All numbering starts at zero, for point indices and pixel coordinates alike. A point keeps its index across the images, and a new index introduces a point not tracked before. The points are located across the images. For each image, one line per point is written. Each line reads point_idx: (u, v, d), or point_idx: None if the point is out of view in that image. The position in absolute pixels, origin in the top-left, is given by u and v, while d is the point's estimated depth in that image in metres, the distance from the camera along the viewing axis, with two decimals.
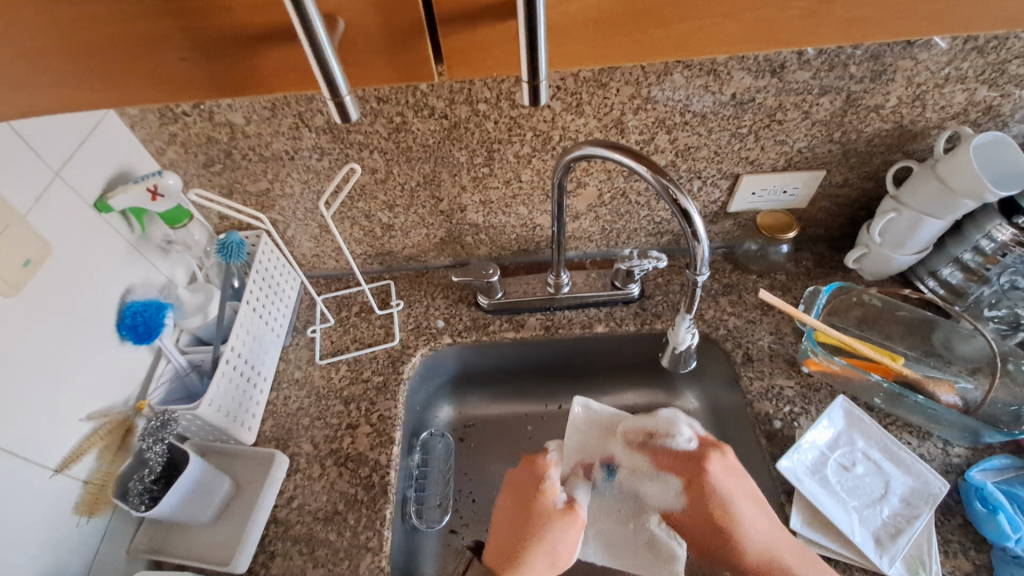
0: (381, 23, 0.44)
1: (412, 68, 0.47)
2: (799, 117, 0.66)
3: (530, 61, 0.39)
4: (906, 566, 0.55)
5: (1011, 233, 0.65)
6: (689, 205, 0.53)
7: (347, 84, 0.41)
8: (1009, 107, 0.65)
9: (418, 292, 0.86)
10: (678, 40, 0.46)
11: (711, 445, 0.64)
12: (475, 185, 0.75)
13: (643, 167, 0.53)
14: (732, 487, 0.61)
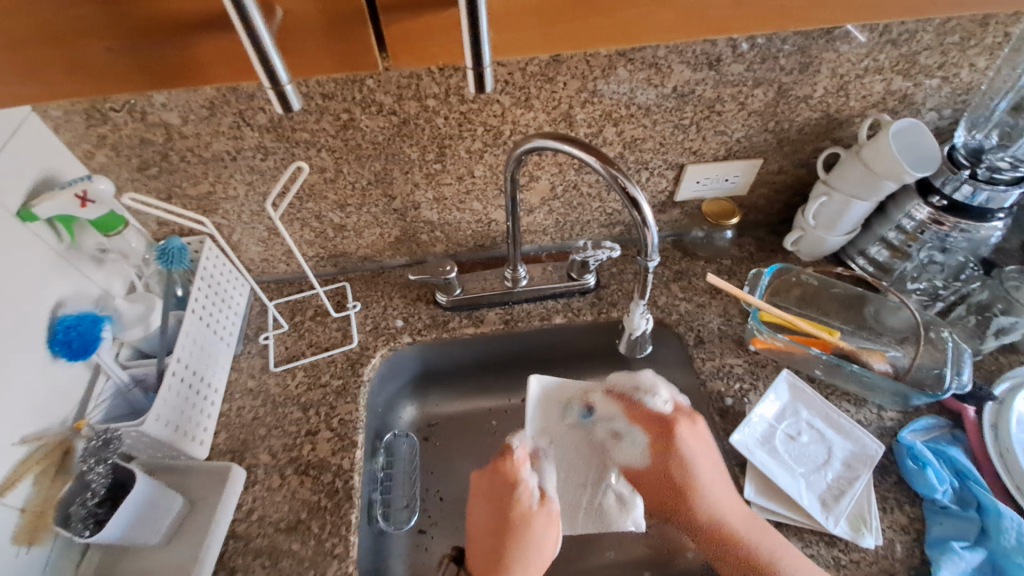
0: (318, 12, 0.44)
1: (354, 57, 0.48)
2: (736, 108, 0.69)
3: (474, 47, 0.39)
4: (850, 524, 0.59)
5: (928, 213, 0.70)
6: (638, 193, 0.54)
7: (288, 73, 0.39)
8: (921, 95, 0.70)
9: (375, 292, 0.85)
10: (614, 30, 0.50)
11: (684, 413, 0.67)
12: (428, 182, 0.75)
13: (594, 158, 0.54)
14: (699, 452, 0.64)
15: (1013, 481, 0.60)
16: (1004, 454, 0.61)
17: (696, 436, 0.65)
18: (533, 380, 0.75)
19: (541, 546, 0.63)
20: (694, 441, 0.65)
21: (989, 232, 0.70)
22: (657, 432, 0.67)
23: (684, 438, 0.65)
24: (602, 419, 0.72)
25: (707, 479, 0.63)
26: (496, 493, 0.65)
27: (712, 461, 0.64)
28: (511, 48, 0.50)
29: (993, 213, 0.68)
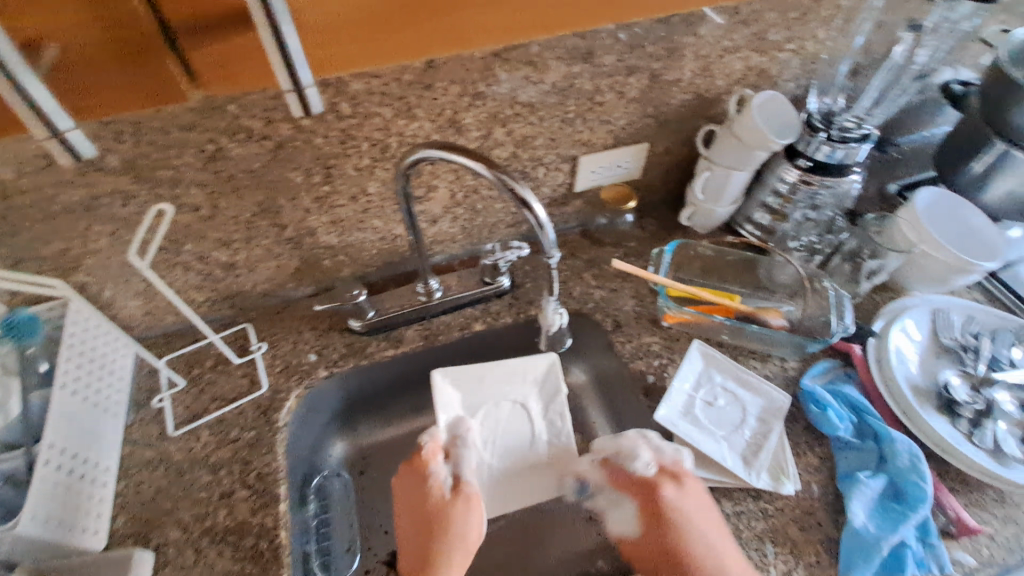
0: (107, 49, 0.47)
1: (157, 94, 0.52)
2: (615, 97, 0.71)
3: (290, 77, 0.49)
4: (771, 476, 0.63)
5: (796, 175, 0.76)
6: (528, 194, 0.54)
7: (69, 122, 0.45)
8: (776, 69, 0.76)
9: (281, 329, 0.79)
10: (455, 34, 0.57)
11: (668, 475, 0.64)
12: (319, 206, 0.71)
13: (482, 164, 0.53)
14: (693, 516, 0.60)
15: (899, 405, 0.66)
16: (889, 382, 0.68)
17: (702, 509, 0.60)
18: (435, 376, 0.72)
19: (460, 531, 0.63)
20: (705, 517, 0.60)
21: (849, 185, 0.77)
22: (653, 514, 0.63)
23: (685, 513, 0.60)
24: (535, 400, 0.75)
25: (715, 548, 0.58)
26: (415, 493, 0.67)
27: (709, 518, 0.60)
28: (367, 60, 0.56)
29: (850, 167, 0.74)
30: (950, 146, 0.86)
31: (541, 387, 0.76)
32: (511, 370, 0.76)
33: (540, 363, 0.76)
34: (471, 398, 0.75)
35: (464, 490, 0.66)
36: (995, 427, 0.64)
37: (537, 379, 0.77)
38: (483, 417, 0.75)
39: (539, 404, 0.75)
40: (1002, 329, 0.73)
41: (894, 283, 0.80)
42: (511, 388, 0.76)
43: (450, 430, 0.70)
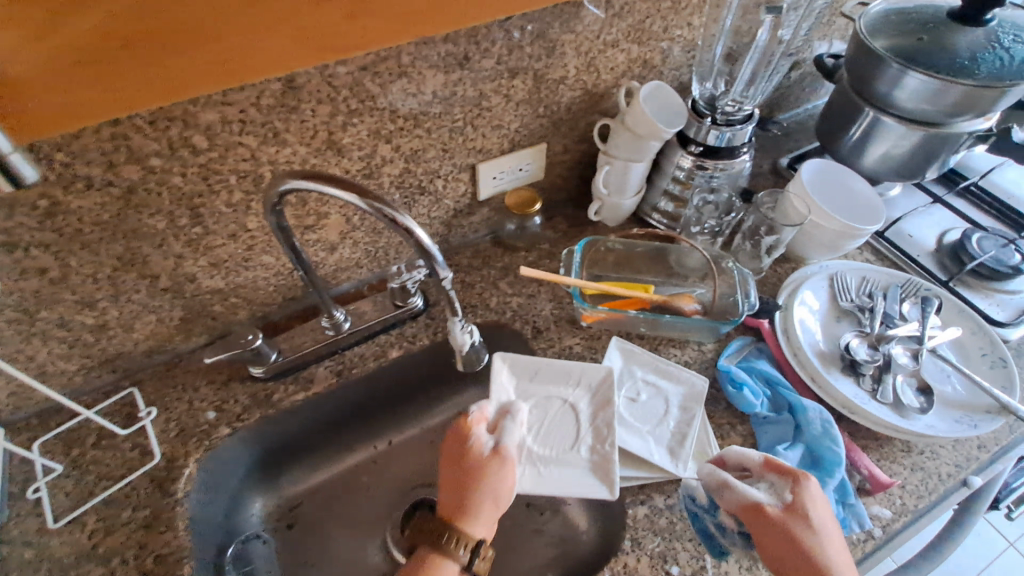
0: None
1: None
2: (503, 101, 0.69)
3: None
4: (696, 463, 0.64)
5: (691, 161, 0.78)
6: (409, 222, 0.49)
7: None
8: (659, 58, 0.77)
9: (175, 389, 0.72)
10: (301, 45, 0.51)
11: (792, 478, 0.56)
12: (194, 250, 0.64)
13: (354, 193, 0.48)
14: (823, 514, 0.54)
15: (808, 373, 0.69)
16: (797, 352, 0.71)
17: (829, 515, 0.55)
18: (497, 358, 0.71)
19: (492, 501, 0.57)
20: (829, 524, 0.54)
21: (741, 165, 0.80)
22: (786, 522, 0.54)
23: (815, 524, 0.54)
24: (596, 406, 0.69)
25: (840, 567, 0.52)
26: (457, 461, 0.60)
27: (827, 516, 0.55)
28: (207, 87, 0.50)
29: (739, 149, 0.77)
30: (828, 118, 0.91)
31: (597, 395, 0.70)
32: (567, 369, 0.71)
33: (599, 369, 0.70)
34: (526, 386, 0.71)
35: (503, 459, 0.60)
36: (893, 381, 0.67)
37: (593, 386, 0.70)
38: (533, 411, 0.70)
39: (590, 412, 0.69)
40: (892, 286, 0.77)
41: (793, 254, 0.83)
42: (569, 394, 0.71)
43: (500, 406, 0.66)
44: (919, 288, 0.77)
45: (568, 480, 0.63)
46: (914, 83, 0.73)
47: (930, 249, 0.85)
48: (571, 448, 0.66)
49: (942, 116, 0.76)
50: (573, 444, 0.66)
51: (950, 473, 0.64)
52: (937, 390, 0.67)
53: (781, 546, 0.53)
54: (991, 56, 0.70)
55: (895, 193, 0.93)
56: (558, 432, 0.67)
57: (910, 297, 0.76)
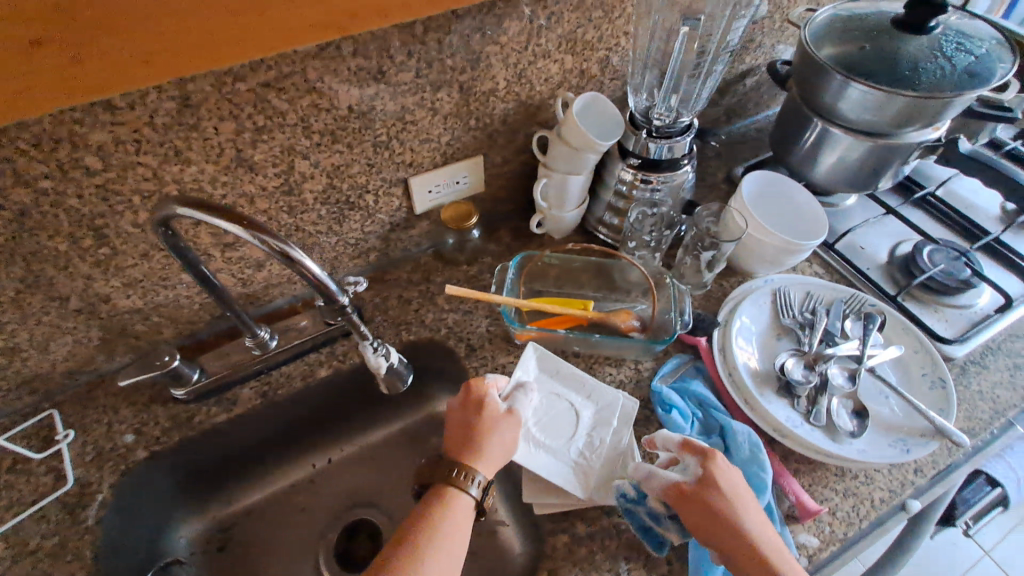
0: None
1: None
2: (428, 114, 0.67)
3: None
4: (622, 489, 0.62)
5: (632, 174, 0.75)
6: (299, 254, 0.48)
7: None
8: (597, 68, 0.74)
9: (96, 411, 0.70)
10: (163, 51, 0.45)
11: (702, 454, 0.57)
12: (104, 271, 0.62)
13: (234, 224, 0.46)
14: (738, 487, 0.55)
15: (741, 395, 0.67)
16: (732, 372, 0.68)
17: (743, 484, 0.56)
18: (531, 346, 0.71)
19: (501, 452, 0.60)
20: (744, 492, 0.55)
21: (683, 176, 0.77)
22: (704, 495, 0.54)
23: (729, 494, 0.54)
24: (600, 422, 0.66)
25: (760, 529, 0.53)
26: (464, 417, 0.63)
27: (744, 491, 0.55)
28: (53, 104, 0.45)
29: (679, 161, 0.75)
30: (779, 127, 0.89)
31: (601, 415, 0.67)
32: (581, 378, 0.70)
33: (613, 393, 0.68)
34: (544, 379, 0.70)
35: (515, 418, 0.63)
36: (828, 403, 0.66)
37: (603, 405, 0.68)
38: (542, 401, 0.69)
39: (592, 423, 0.66)
40: (836, 301, 0.75)
41: (738, 267, 0.80)
42: (579, 406, 0.68)
43: (516, 381, 0.68)
44: (864, 303, 0.74)
45: (550, 472, 0.62)
46: (856, 94, 0.70)
47: (881, 261, 0.82)
48: (564, 444, 0.65)
49: (889, 127, 0.73)
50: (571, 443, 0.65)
51: (884, 498, 0.63)
52: (873, 412, 0.65)
53: (704, 519, 0.53)
54: (932, 66, 0.67)
55: (850, 203, 0.91)
56: (557, 429, 0.66)
57: (852, 313, 0.74)
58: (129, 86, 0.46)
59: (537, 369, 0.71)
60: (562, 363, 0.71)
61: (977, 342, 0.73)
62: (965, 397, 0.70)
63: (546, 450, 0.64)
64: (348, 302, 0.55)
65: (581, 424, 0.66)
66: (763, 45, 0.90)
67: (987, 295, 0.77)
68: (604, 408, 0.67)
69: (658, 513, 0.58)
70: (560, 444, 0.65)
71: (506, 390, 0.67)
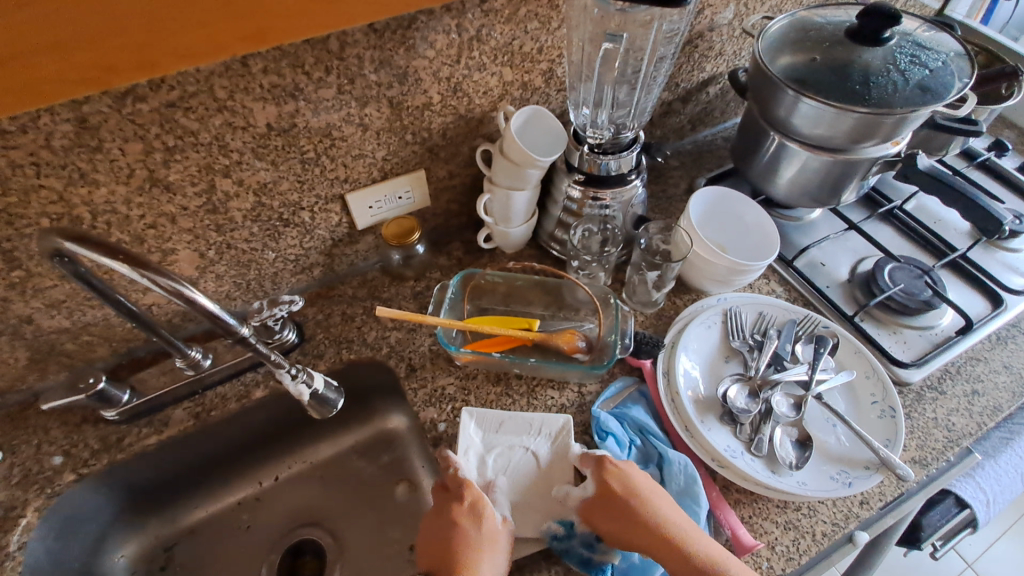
0: None
1: None
2: (358, 130, 0.65)
3: None
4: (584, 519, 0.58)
5: (579, 190, 0.72)
6: (197, 294, 0.48)
7: None
8: (540, 80, 0.72)
9: (25, 432, 0.69)
10: (48, 79, 0.43)
11: (600, 463, 0.59)
12: (21, 292, 0.60)
13: (124, 263, 0.44)
14: (643, 486, 0.57)
15: (681, 421, 0.64)
16: (674, 397, 0.66)
17: (646, 479, 0.58)
18: (465, 417, 0.64)
19: (495, 572, 0.54)
20: (647, 486, 0.57)
21: (632, 191, 0.74)
22: (607, 502, 0.56)
23: (636, 493, 0.56)
24: (559, 467, 0.61)
25: (670, 516, 0.55)
26: (449, 529, 0.56)
27: (651, 488, 0.57)
28: None
29: (627, 175, 0.72)
30: (741, 137, 0.85)
31: (555, 454, 0.62)
32: (527, 418, 0.64)
33: (557, 420, 0.64)
34: (491, 438, 0.63)
35: (507, 528, 0.57)
36: (771, 432, 0.63)
37: (555, 442, 0.63)
38: (497, 463, 0.62)
39: (551, 462, 0.62)
40: (788, 323, 0.72)
41: (690, 285, 0.77)
42: (535, 452, 0.62)
43: (462, 459, 0.61)
44: (817, 325, 0.71)
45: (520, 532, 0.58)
46: (808, 109, 0.67)
47: (842, 279, 0.79)
48: (533, 502, 0.59)
49: (846, 143, 0.69)
50: (538, 490, 0.60)
51: (826, 532, 0.59)
52: (819, 441, 0.63)
53: (615, 522, 0.55)
54: (885, 80, 0.65)
55: (815, 216, 0.88)
56: (520, 481, 0.60)
57: (805, 335, 0.71)
58: (18, 109, 0.45)
59: (481, 434, 0.63)
60: (503, 416, 0.64)
61: (934, 366, 0.70)
62: (919, 424, 0.67)
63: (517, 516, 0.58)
64: (249, 331, 0.58)
65: (541, 471, 0.61)
66: (724, 52, 0.86)
67: (947, 316, 0.75)
68: (558, 447, 0.62)
69: (587, 536, 0.57)
70: (529, 496, 0.60)
71: (468, 469, 0.61)
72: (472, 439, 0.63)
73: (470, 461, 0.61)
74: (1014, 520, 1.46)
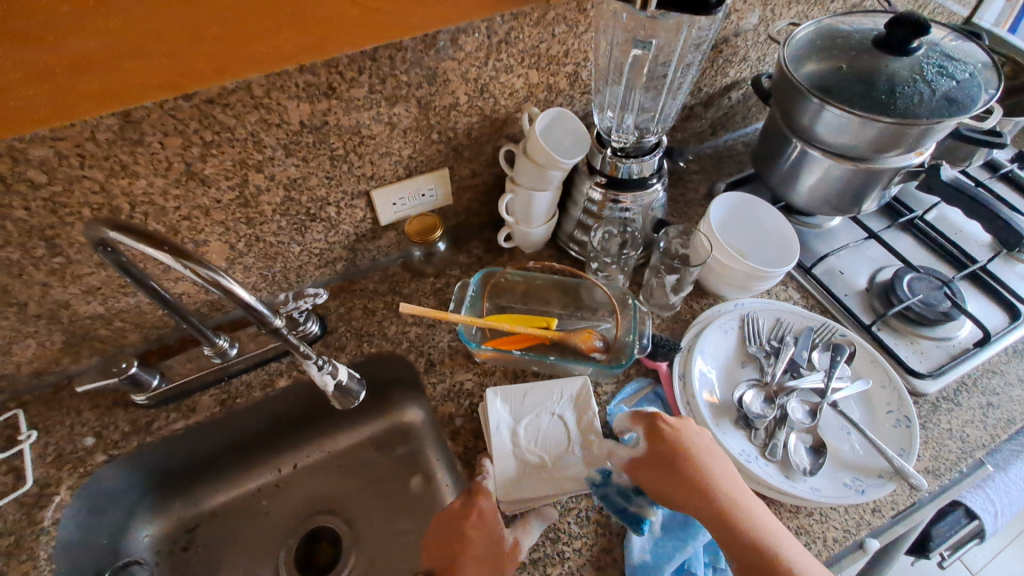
0: None
1: None
2: (386, 128, 0.66)
3: None
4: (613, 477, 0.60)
5: (600, 193, 0.73)
6: (232, 284, 0.50)
7: None
8: (565, 83, 0.73)
9: (59, 413, 0.71)
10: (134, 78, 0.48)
11: (654, 422, 0.62)
12: (61, 278, 0.62)
13: (166, 252, 0.46)
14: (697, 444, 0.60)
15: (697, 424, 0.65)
16: (690, 400, 0.66)
17: (701, 440, 0.60)
18: (490, 394, 0.66)
19: None
20: (701, 448, 0.59)
21: (653, 194, 0.75)
22: (659, 457, 0.59)
23: (687, 450, 0.59)
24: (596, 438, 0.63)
25: (721, 476, 0.57)
26: (455, 527, 0.58)
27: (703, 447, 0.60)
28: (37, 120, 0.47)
29: (648, 179, 0.72)
30: (763, 142, 0.85)
31: (580, 417, 0.65)
32: (548, 386, 0.67)
33: (573, 381, 0.68)
34: (519, 408, 0.66)
35: (515, 555, 0.56)
36: (786, 438, 0.64)
37: (578, 407, 0.66)
38: (527, 430, 0.64)
39: (578, 424, 0.64)
40: (805, 330, 0.72)
41: (708, 289, 0.78)
42: (562, 416, 0.65)
43: (493, 430, 0.63)
44: (834, 333, 0.72)
45: (554, 488, 0.60)
46: (832, 117, 0.68)
47: (860, 288, 0.79)
48: (563, 462, 0.62)
49: (869, 153, 0.69)
50: (568, 454, 0.62)
51: (837, 539, 0.59)
52: (833, 448, 0.63)
53: (665, 477, 0.58)
54: (911, 90, 0.65)
55: (835, 224, 0.88)
56: (549, 442, 0.63)
57: (822, 343, 0.71)
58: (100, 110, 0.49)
59: (508, 406, 0.66)
60: (527, 388, 0.67)
61: (952, 377, 0.70)
62: (933, 435, 0.67)
63: (548, 474, 0.61)
64: (281, 323, 0.60)
65: (568, 433, 0.64)
66: (748, 58, 0.87)
67: (966, 327, 0.75)
68: (583, 411, 0.65)
69: (625, 488, 0.60)
70: (558, 459, 0.62)
71: (500, 438, 0.63)
72: (500, 413, 0.65)
73: (502, 432, 0.64)
74: (1021, 529, 1.45)
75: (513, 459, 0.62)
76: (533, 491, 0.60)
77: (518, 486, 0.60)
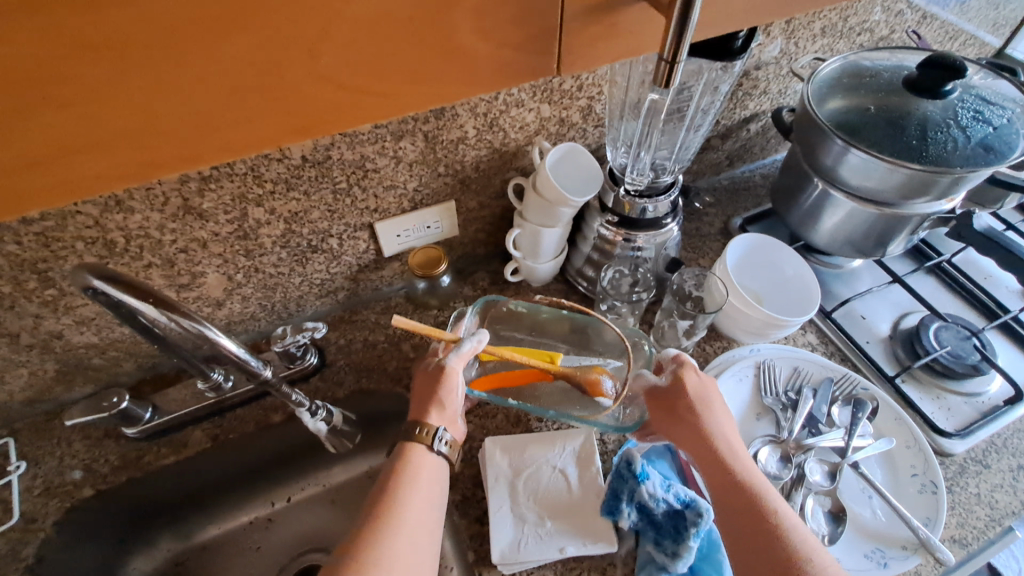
0: None
1: None
2: (391, 162, 0.64)
3: None
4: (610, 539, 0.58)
5: (611, 230, 0.70)
6: (215, 332, 0.51)
7: None
8: (578, 116, 0.70)
9: (49, 443, 0.70)
10: (197, 116, 0.26)
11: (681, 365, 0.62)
12: (53, 309, 0.61)
13: (156, 307, 0.46)
14: (709, 395, 0.60)
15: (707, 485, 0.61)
16: None
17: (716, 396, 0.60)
18: (488, 443, 0.64)
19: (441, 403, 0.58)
20: (714, 399, 0.59)
21: (667, 234, 0.72)
22: (670, 395, 0.60)
23: (699, 395, 0.59)
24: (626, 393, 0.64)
25: (722, 425, 0.58)
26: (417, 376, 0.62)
27: (716, 399, 0.60)
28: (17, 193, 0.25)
29: (663, 219, 0.69)
30: (784, 177, 0.82)
31: (580, 471, 0.62)
32: (550, 437, 0.65)
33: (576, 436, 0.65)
34: (518, 460, 0.63)
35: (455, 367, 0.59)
36: (802, 501, 0.60)
37: (578, 460, 0.63)
38: (525, 483, 0.61)
39: (579, 480, 0.62)
40: (825, 381, 0.69)
41: (722, 331, 0.75)
42: (561, 468, 0.63)
43: (491, 483, 0.61)
44: (855, 386, 0.68)
45: (552, 549, 0.57)
46: (857, 161, 0.64)
47: (882, 335, 0.75)
48: (561, 520, 0.59)
49: (895, 199, 0.66)
50: (571, 510, 0.59)
51: None
52: (853, 514, 0.60)
53: (671, 414, 0.59)
54: (945, 136, 0.61)
55: (856, 265, 0.84)
56: (548, 498, 0.60)
57: (842, 396, 0.67)
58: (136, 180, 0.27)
59: (506, 456, 0.63)
60: (525, 437, 0.65)
61: (979, 437, 0.66)
62: (960, 499, 0.63)
63: (546, 533, 0.58)
64: (271, 372, 0.61)
65: (567, 487, 0.61)
66: (768, 91, 0.84)
67: (996, 382, 0.70)
68: (584, 465, 0.63)
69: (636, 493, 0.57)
70: (558, 516, 0.59)
71: (497, 493, 0.61)
72: (497, 463, 0.63)
73: (499, 485, 0.61)
74: None
75: (511, 516, 0.59)
76: (530, 552, 0.57)
77: (515, 546, 0.57)
